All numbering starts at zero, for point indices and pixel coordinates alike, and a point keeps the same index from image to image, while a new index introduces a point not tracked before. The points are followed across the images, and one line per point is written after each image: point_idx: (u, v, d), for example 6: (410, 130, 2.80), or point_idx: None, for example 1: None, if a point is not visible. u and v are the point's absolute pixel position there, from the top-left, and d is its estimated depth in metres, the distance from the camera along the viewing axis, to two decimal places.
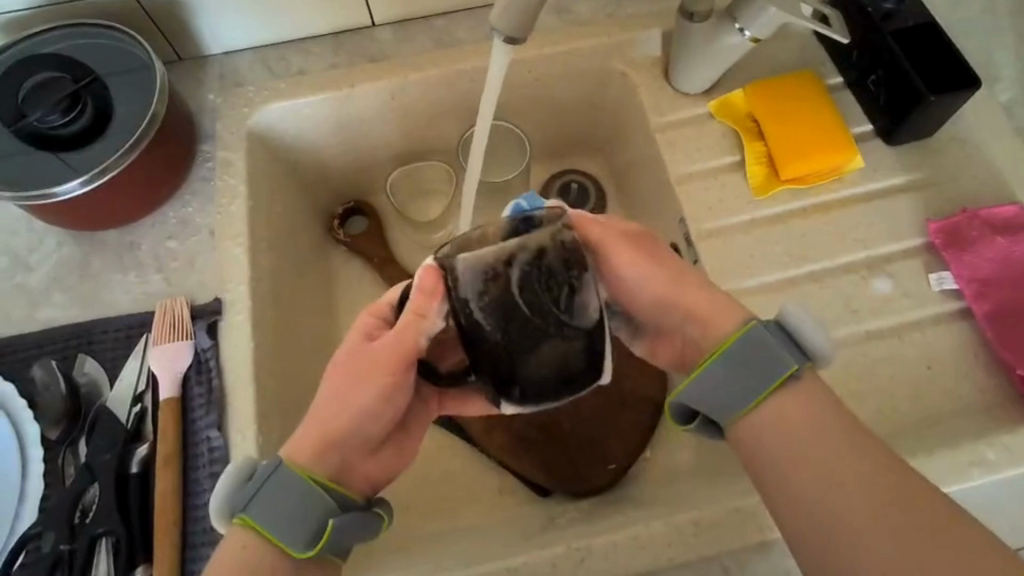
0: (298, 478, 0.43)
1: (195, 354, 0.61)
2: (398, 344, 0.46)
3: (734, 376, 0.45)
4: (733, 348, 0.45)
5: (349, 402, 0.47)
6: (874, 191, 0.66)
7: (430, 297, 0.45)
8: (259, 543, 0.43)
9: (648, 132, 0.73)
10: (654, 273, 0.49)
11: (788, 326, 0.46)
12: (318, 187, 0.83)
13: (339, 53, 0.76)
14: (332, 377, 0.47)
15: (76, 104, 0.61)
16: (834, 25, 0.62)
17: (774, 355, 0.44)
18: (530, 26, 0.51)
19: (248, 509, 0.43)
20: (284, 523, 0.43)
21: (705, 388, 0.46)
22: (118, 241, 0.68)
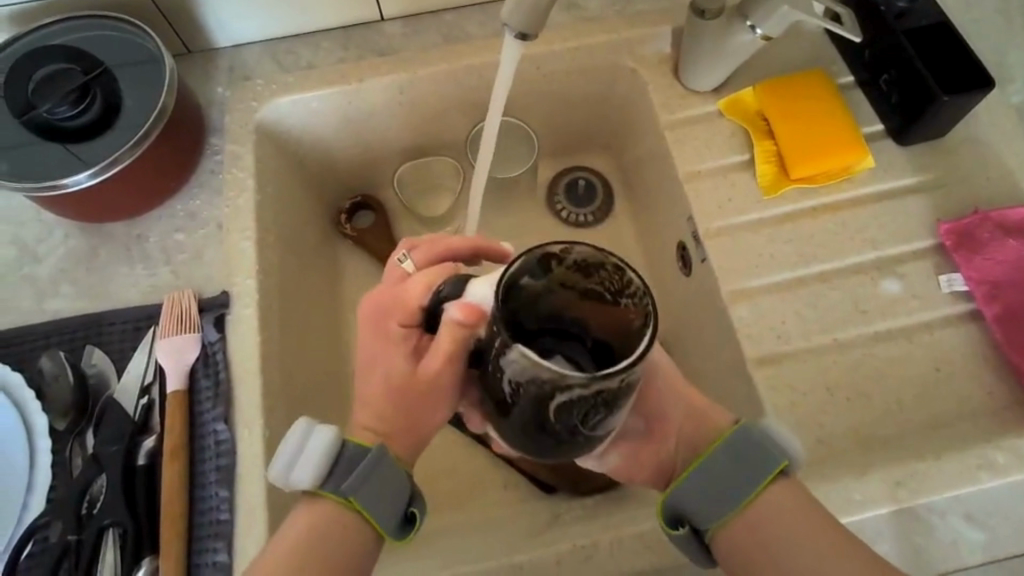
0: (397, 468, 0.46)
1: (201, 347, 0.61)
2: (447, 366, 0.44)
3: (726, 476, 0.46)
4: (723, 449, 0.46)
5: (415, 416, 0.47)
6: (884, 191, 0.65)
7: (467, 329, 0.41)
8: (357, 522, 0.45)
9: (657, 129, 0.72)
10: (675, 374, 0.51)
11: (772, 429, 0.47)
12: (325, 181, 0.83)
13: (348, 47, 0.76)
14: (397, 400, 0.47)
15: (85, 96, 0.61)
16: (846, 23, 0.62)
17: (763, 455, 0.46)
18: (542, 24, 0.51)
19: (354, 492, 0.44)
20: (384, 508, 0.45)
21: (699, 488, 0.46)
22: (126, 233, 0.68)
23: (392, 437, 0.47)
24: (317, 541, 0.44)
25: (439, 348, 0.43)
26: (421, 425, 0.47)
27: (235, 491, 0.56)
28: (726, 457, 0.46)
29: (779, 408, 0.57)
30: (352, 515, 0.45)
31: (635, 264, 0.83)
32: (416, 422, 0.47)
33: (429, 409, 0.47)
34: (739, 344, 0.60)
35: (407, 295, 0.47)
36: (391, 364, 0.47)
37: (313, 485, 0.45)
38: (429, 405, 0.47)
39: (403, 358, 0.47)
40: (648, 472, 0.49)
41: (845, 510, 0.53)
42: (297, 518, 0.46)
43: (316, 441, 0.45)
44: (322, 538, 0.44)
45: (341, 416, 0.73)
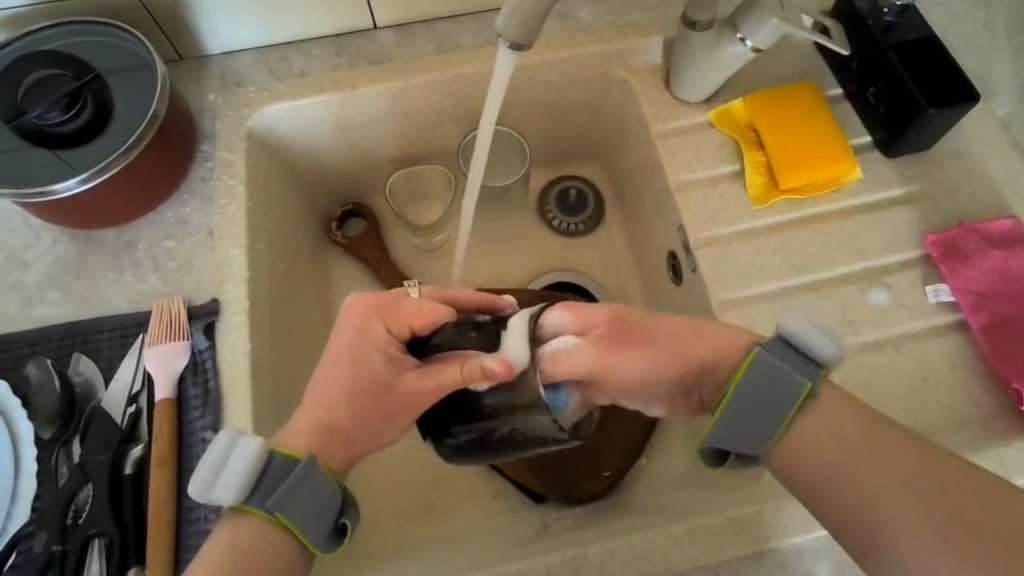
0: (326, 480, 0.45)
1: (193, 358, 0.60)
2: (433, 391, 0.48)
3: (756, 408, 0.46)
4: (745, 380, 0.46)
5: (371, 425, 0.49)
6: (873, 203, 0.66)
7: (486, 381, 0.46)
8: (282, 538, 0.45)
9: (648, 139, 0.73)
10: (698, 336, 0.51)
11: (792, 339, 0.46)
12: (316, 189, 0.83)
13: (341, 54, 0.76)
14: (360, 400, 0.49)
15: (77, 101, 0.61)
16: (834, 37, 0.64)
17: (786, 374, 0.45)
18: (535, 35, 0.51)
19: (283, 509, 0.44)
20: (312, 524, 0.45)
21: (730, 427, 0.47)
22: (115, 240, 0.68)
23: (322, 452, 0.47)
24: (241, 558, 0.43)
25: (444, 373, 0.48)
26: (360, 436, 0.49)
27: None
28: (749, 388, 0.46)
29: None
30: (277, 530, 0.44)
31: (625, 276, 0.84)
32: (364, 430, 0.49)
33: (382, 424, 0.49)
34: None
35: (406, 311, 0.50)
36: (370, 366, 0.49)
37: (236, 502, 0.44)
38: (386, 420, 0.49)
39: (383, 361, 0.49)
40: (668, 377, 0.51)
41: None
42: (220, 538, 0.44)
43: (241, 452, 0.44)
44: (248, 555, 0.43)
45: None
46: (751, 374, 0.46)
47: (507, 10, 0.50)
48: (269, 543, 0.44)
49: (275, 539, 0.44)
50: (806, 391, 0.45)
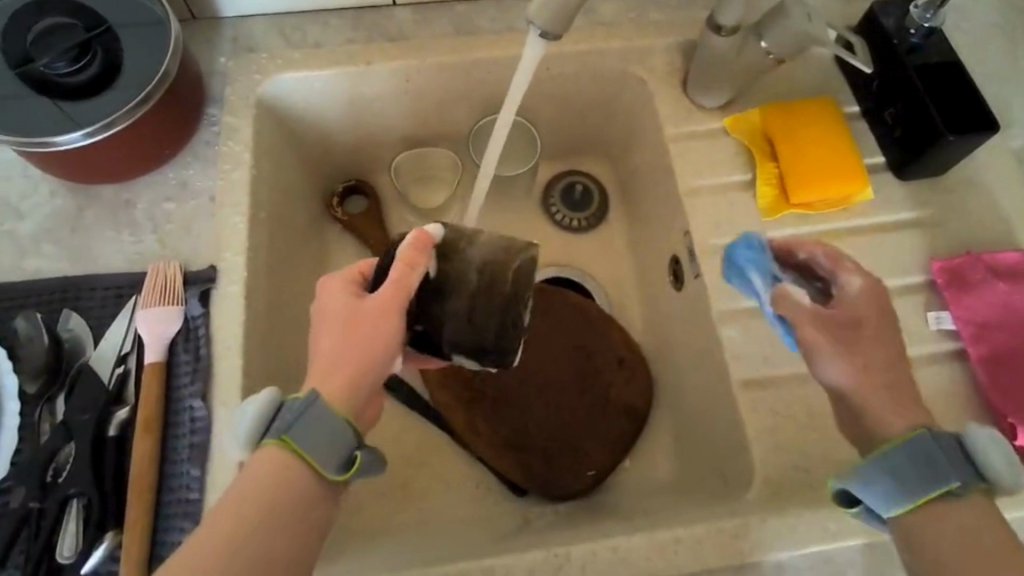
0: (332, 411, 0.41)
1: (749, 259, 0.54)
2: (397, 291, 0.44)
3: (903, 477, 0.42)
4: (902, 448, 0.42)
5: (358, 343, 0.43)
6: (879, 224, 0.66)
7: (424, 252, 0.45)
8: (301, 467, 0.41)
9: (661, 141, 0.73)
10: (876, 333, 0.46)
11: (971, 447, 0.43)
12: (322, 162, 0.82)
13: (358, 27, 0.75)
14: (336, 330, 0.44)
15: (86, 52, 0.59)
16: (858, 53, 0.63)
17: (946, 466, 0.42)
18: (567, 26, 0.48)
19: (290, 431, 0.41)
20: (320, 451, 0.41)
21: (868, 477, 0.43)
22: (114, 197, 0.67)
23: (322, 386, 0.42)
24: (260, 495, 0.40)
25: (395, 272, 0.44)
26: (365, 360, 0.43)
27: (209, 471, 0.54)
28: (899, 460, 0.42)
29: (761, 431, 0.59)
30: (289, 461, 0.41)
31: (626, 276, 0.84)
32: (357, 350, 0.43)
33: (367, 341, 0.43)
34: (726, 364, 0.62)
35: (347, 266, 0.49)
36: (330, 301, 0.45)
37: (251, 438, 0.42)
38: (369, 335, 0.44)
39: (341, 293, 0.45)
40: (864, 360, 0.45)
41: (821, 539, 0.55)
42: (247, 469, 0.41)
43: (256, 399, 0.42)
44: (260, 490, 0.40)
45: None
46: (904, 451, 0.42)
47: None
48: (289, 476, 0.41)
49: (293, 474, 0.41)
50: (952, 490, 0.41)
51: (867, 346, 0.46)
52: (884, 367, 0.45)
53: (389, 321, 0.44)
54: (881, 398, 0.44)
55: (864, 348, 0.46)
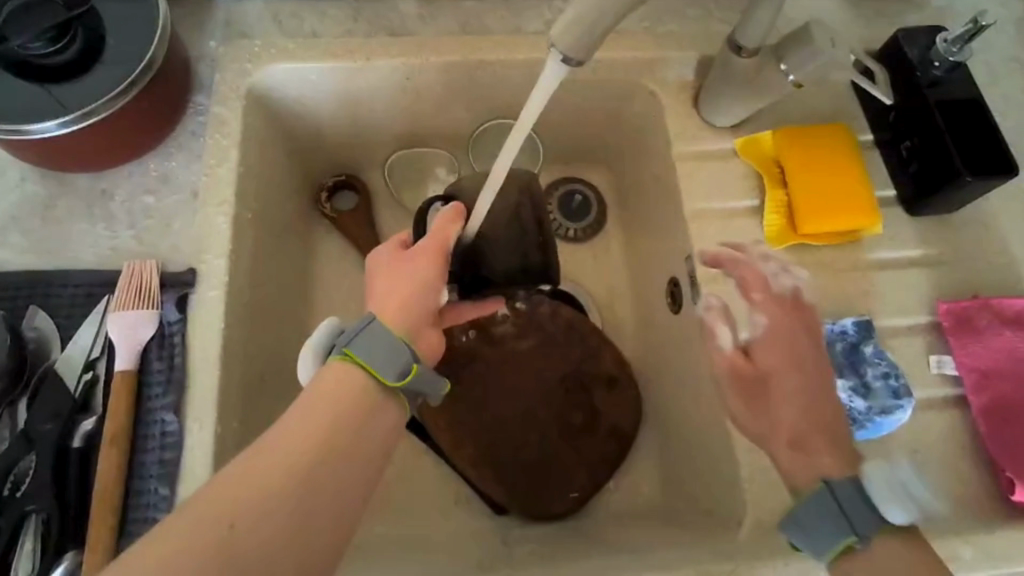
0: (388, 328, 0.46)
1: (843, 345, 0.59)
2: (437, 244, 0.52)
3: (819, 531, 0.46)
4: (809, 504, 0.46)
5: (404, 278, 0.51)
6: (888, 260, 0.64)
7: (458, 217, 0.54)
8: (361, 376, 0.45)
9: (668, 158, 0.70)
10: (787, 383, 0.50)
11: (868, 490, 0.46)
12: (312, 156, 0.78)
13: (357, 18, 0.71)
14: (388, 270, 0.51)
15: (65, 34, 0.55)
16: (879, 81, 0.61)
17: (850, 519, 0.45)
18: (592, 52, 0.42)
19: (348, 344, 0.45)
20: (379, 358, 0.45)
21: (803, 535, 0.47)
22: (90, 186, 0.63)
23: (382, 312, 0.49)
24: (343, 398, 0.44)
25: (434, 228, 0.53)
26: (411, 291, 0.50)
27: (178, 490, 0.52)
28: (804, 515, 0.47)
29: (755, 470, 0.57)
30: (353, 370, 0.45)
31: (621, 290, 0.82)
32: (405, 283, 0.50)
33: (413, 276, 0.51)
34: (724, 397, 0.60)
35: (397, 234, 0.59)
36: (381, 252, 0.53)
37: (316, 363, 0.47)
38: (416, 272, 0.51)
39: (390, 246, 0.54)
40: (784, 425, 0.49)
41: None
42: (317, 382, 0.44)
43: (322, 328, 0.50)
44: (340, 392, 0.44)
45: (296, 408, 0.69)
46: (805, 509, 0.47)
47: (574, 11, 0.40)
48: (354, 381, 0.44)
49: (359, 381, 0.44)
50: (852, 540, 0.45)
51: (767, 395, 0.51)
52: (799, 422, 0.48)
53: (432, 263, 0.52)
54: (788, 455, 0.48)
55: (777, 411, 0.50)
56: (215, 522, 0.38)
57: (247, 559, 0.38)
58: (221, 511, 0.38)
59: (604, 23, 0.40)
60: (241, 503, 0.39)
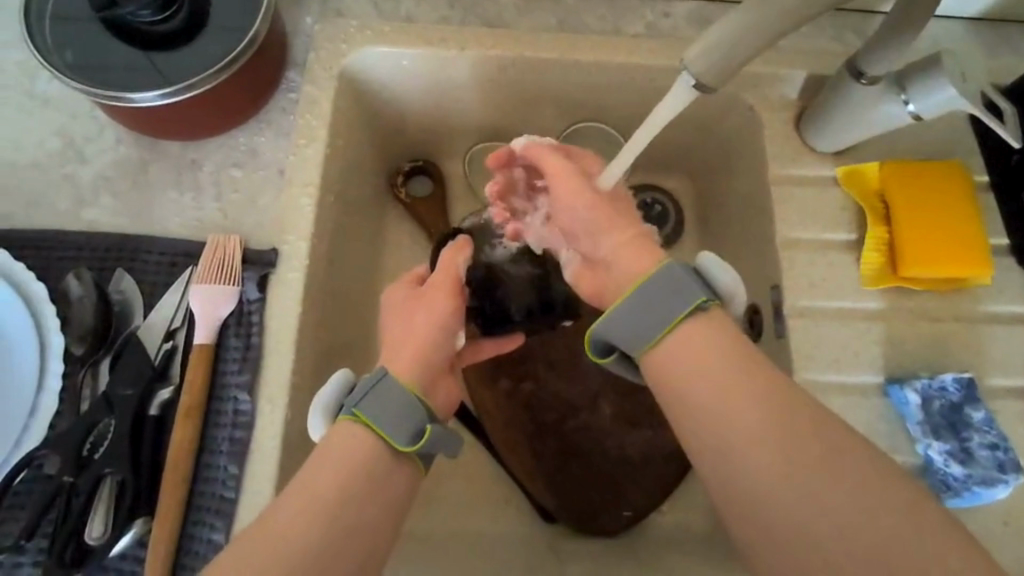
0: (402, 386, 0.46)
1: (942, 403, 0.56)
2: (449, 281, 0.54)
3: (646, 316, 0.43)
4: (637, 293, 0.44)
5: (414, 318, 0.51)
6: (992, 314, 0.60)
7: (465, 254, 0.56)
8: (370, 437, 0.44)
9: (762, 180, 0.67)
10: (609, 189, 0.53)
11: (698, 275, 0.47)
12: (393, 140, 0.78)
13: (454, 5, 0.69)
14: (399, 314, 0.52)
15: (172, 4, 0.55)
16: (1007, 122, 0.56)
17: (681, 294, 0.43)
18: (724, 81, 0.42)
19: (359, 405, 0.45)
20: (392, 419, 0.45)
21: (622, 323, 0.44)
22: (180, 155, 0.64)
23: (391, 357, 0.49)
24: (355, 451, 0.43)
25: (443, 265, 0.55)
26: (433, 321, 0.51)
27: (246, 470, 0.52)
28: (646, 297, 0.44)
29: None
30: (364, 433, 0.44)
31: None
32: (414, 323, 0.51)
33: (423, 314, 0.51)
34: None
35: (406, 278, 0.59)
36: (394, 293, 0.54)
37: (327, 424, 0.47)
38: (425, 310, 0.52)
39: (401, 288, 0.55)
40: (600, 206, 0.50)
41: None
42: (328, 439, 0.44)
43: (331, 384, 0.49)
44: (350, 448, 0.43)
45: None
46: (642, 295, 0.44)
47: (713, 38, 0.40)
48: (359, 445, 0.44)
49: (364, 445, 0.44)
50: (693, 307, 0.43)
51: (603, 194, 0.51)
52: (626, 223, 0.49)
53: (444, 302, 0.52)
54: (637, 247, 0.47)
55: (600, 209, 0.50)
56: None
57: None
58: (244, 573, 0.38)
59: (744, 55, 0.40)
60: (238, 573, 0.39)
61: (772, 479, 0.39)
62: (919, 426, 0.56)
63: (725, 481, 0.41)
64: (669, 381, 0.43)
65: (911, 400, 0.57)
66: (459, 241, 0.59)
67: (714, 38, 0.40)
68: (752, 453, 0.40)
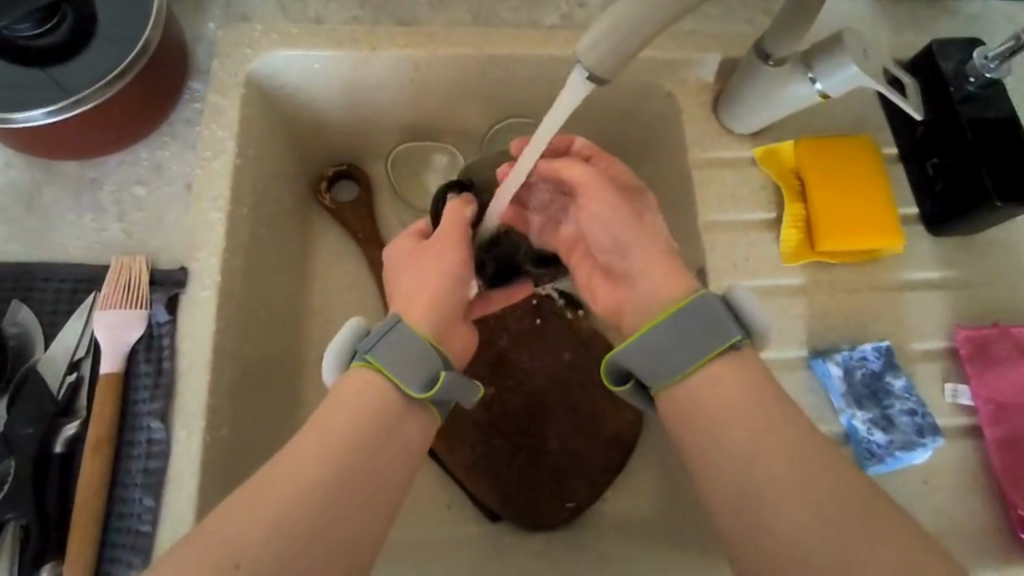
0: (415, 333, 0.46)
1: (864, 372, 0.58)
2: (452, 234, 0.53)
3: (679, 342, 0.46)
4: (672, 321, 0.46)
5: (423, 272, 0.51)
6: (906, 282, 0.62)
7: (469, 205, 0.55)
8: (384, 382, 0.45)
9: (684, 164, 0.67)
10: (644, 205, 0.54)
11: (736, 304, 0.47)
12: (312, 145, 0.75)
13: (364, 4, 0.67)
14: (407, 268, 0.52)
15: (52, 15, 0.51)
16: (910, 96, 0.57)
17: (722, 325, 0.46)
18: (619, 72, 0.41)
19: (373, 351, 0.45)
20: (407, 365, 0.45)
21: (650, 349, 0.46)
22: (78, 174, 0.60)
23: (406, 308, 0.49)
24: (370, 403, 0.44)
25: (445, 218, 0.54)
26: (444, 271, 0.51)
27: (164, 501, 0.50)
28: (681, 324, 0.46)
29: None
30: (380, 378, 0.45)
31: None
32: (424, 277, 0.50)
33: (432, 268, 0.51)
34: None
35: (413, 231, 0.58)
36: (400, 248, 0.54)
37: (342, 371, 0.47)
38: (433, 265, 0.51)
39: (406, 243, 0.54)
40: (637, 228, 0.52)
41: None
42: (336, 391, 0.45)
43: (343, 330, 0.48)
44: (360, 403, 0.44)
45: (289, 410, 0.67)
46: (682, 321, 0.46)
47: (601, 30, 0.39)
48: (374, 393, 0.44)
49: (375, 393, 0.44)
50: (731, 342, 0.45)
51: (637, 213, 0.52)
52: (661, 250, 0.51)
53: (450, 255, 0.52)
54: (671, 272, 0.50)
55: (637, 230, 0.51)
56: (222, 560, 0.38)
57: None
58: (229, 550, 0.39)
59: (637, 41, 0.39)
60: (225, 546, 0.39)
61: (773, 481, 0.42)
62: (843, 396, 0.57)
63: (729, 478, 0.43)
64: (689, 399, 0.45)
65: (833, 372, 0.58)
66: (460, 194, 0.57)
67: (606, 25, 0.39)
68: (753, 455, 0.43)
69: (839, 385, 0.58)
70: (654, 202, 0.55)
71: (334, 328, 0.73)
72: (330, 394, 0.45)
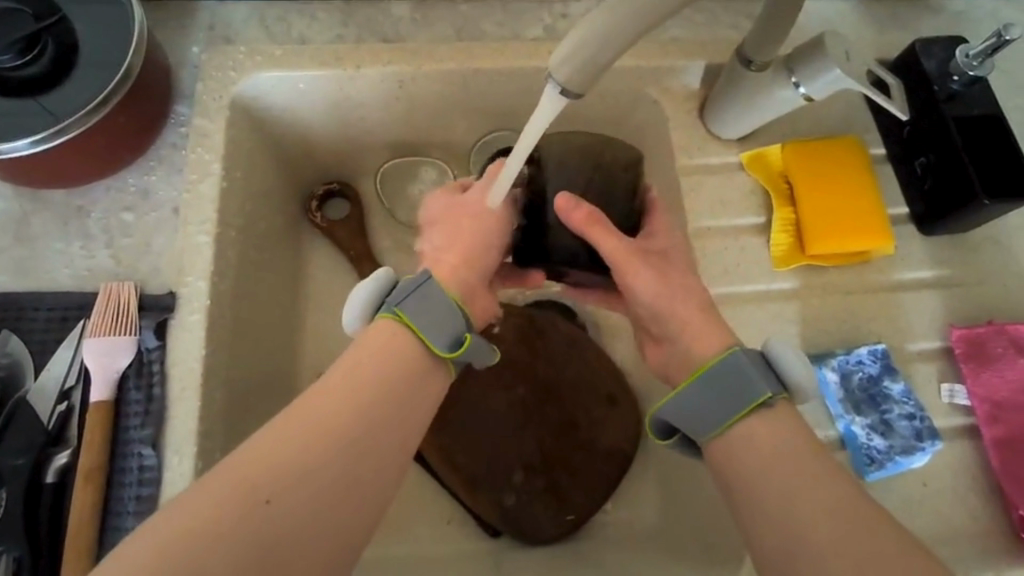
0: (443, 292, 0.46)
1: (861, 376, 0.57)
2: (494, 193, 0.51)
3: (711, 399, 0.45)
4: (702, 379, 0.45)
5: (463, 230, 0.50)
6: (899, 282, 0.62)
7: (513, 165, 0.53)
8: (408, 337, 0.44)
9: (671, 171, 0.67)
10: (679, 262, 0.52)
11: (777, 358, 0.47)
12: (301, 165, 0.75)
13: (348, 23, 0.68)
14: (446, 223, 0.51)
15: (34, 45, 0.52)
16: (895, 97, 0.57)
17: (755, 379, 0.45)
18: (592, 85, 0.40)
19: (403, 305, 0.45)
20: (434, 322, 0.45)
21: (684, 404, 0.46)
22: (65, 202, 0.60)
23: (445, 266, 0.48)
24: (397, 354, 0.44)
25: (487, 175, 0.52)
26: (481, 230, 0.50)
27: None
28: (713, 380, 0.45)
29: None
30: (405, 331, 0.45)
31: None
32: (461, 235, 0.50)
33: (471, 226, 0.50)
34: None
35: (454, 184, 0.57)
36: (440, 201, 0.53)
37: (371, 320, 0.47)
38: (472, 223, 0.50)
39: (447, 195, 0.53)
40: (677, 297, 0.49)
41: None
42: (367, 335, 0.45)
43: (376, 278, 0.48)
44: (389, 352, 0.44)
45: None
46: (712, 376, 0.45)
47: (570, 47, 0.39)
48: (400, 348, 0.44)
49: (404, 344, 0.44)
50: (764, 398, 0.44)
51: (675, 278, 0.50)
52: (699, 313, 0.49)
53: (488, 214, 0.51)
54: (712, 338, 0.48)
55: (674, 295, 0.49)
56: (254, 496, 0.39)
57: (278, 534, 0.39)
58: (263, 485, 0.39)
59: (606, 56, 0.39)
60: (256, 482, 0.39)
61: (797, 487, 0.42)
62: (840, 401, 0.57)
63: (751, 484, 0.43)
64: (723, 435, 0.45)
65: (829, 377, 0.57)
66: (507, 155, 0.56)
67: (575, 42, 0.39)
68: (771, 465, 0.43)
69: (836, 390, 0.57)
70: (682, 263, 0.52)
71: (327, 347, 0.72)
72: (354, 343, 0.45)
